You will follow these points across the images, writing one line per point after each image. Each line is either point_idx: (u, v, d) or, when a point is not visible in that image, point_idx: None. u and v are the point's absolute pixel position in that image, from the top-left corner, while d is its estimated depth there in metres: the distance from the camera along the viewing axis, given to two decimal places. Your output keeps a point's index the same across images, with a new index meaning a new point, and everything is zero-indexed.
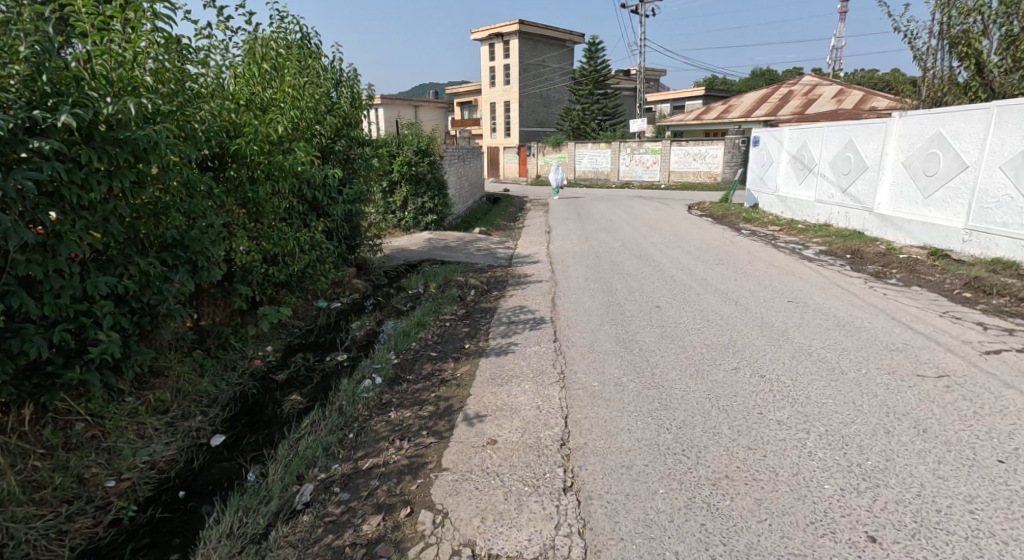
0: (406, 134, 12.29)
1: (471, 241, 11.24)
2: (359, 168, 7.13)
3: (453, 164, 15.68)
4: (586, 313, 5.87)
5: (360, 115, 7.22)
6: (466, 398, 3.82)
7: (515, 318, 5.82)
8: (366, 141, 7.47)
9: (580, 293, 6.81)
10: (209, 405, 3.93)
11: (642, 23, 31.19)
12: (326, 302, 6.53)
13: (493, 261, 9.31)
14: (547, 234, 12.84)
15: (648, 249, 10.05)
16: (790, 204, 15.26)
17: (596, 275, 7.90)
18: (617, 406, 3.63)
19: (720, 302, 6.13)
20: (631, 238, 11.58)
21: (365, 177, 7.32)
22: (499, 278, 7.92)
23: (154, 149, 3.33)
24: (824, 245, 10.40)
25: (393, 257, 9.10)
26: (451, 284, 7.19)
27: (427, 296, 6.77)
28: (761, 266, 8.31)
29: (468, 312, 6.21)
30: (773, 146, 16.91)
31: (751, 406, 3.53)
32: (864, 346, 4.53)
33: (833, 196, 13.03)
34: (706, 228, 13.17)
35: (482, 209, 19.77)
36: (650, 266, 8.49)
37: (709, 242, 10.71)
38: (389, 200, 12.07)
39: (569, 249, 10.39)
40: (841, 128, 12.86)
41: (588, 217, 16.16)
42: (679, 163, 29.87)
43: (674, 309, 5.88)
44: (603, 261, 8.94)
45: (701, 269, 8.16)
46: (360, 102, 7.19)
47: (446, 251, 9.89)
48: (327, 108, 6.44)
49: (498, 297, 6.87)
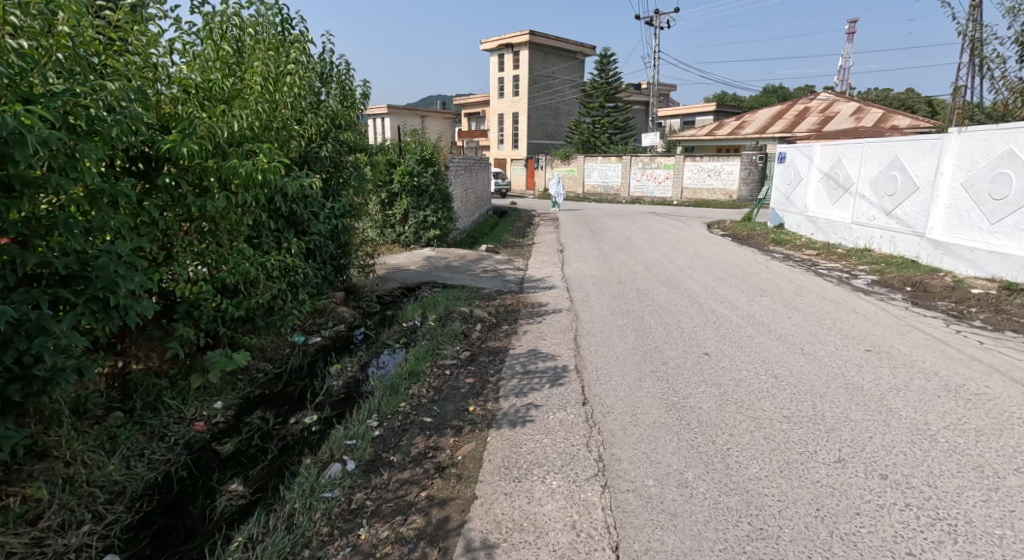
0: (408, 141, 11.35)
1: (476, 260, 10.16)
2: (351, 178, 6.08)
3: (458, 176, 14.69)
4: (619, 361, 4.77)
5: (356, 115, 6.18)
6: (469, 506, 2.72)
7: (531, 365, 4.72)
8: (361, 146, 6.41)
9: (606, 331, 5.71)
10: (113, 500, 2.84)
11: (657, 35, 30.34)
12: (303, 337, 5.45)
13: (502, 286, 8.23)
14: (560, 253, 11.77)
15: (674, 274, 8.95)
16: (822, 225, 14.17)
17: (621, 305, 6.81)
18: (687, 531, 2.52)
19: (781, 350, 5.01)
20: (654, 260, 10.49)
21: (357, 187, 6.25)
22: (510, 309, 6.83)
23: (18, 143, 2.33)
24: (873, 274, 9.30)
25: (388, 278, 8.03)
26: (454, 315, 6.10)
27: (425, 332, 5.68)
28: (812, 300, 7.21)
29: (474, 354, 5.12)
30: (801, 163, 15.85)
31: (889, 537, 2.41)
32: (1000, 428, 3.40)
33: (876, 219, 11.91)
34: (734, 250, 12.06)
35: (489, 223, 18.79)
36: (684, 296, 7.38)
37: (742, 268, 9.63)
38: (388, 213, 11.18)
39: (586, 272, 9.31)
40: (885, 145, 11.78)
41: (603, 234, 15.11)
42: (693, 179, 28.85)
43: (728, 359, 4.76)
44: (627, 289, 7.83)
45: (744, 301, 7.07)
46: (356, 100, 6.15)
47: (449, 272, 8.80)
48: (311, 106, 5.38)
49: (510, 333, 5.77)
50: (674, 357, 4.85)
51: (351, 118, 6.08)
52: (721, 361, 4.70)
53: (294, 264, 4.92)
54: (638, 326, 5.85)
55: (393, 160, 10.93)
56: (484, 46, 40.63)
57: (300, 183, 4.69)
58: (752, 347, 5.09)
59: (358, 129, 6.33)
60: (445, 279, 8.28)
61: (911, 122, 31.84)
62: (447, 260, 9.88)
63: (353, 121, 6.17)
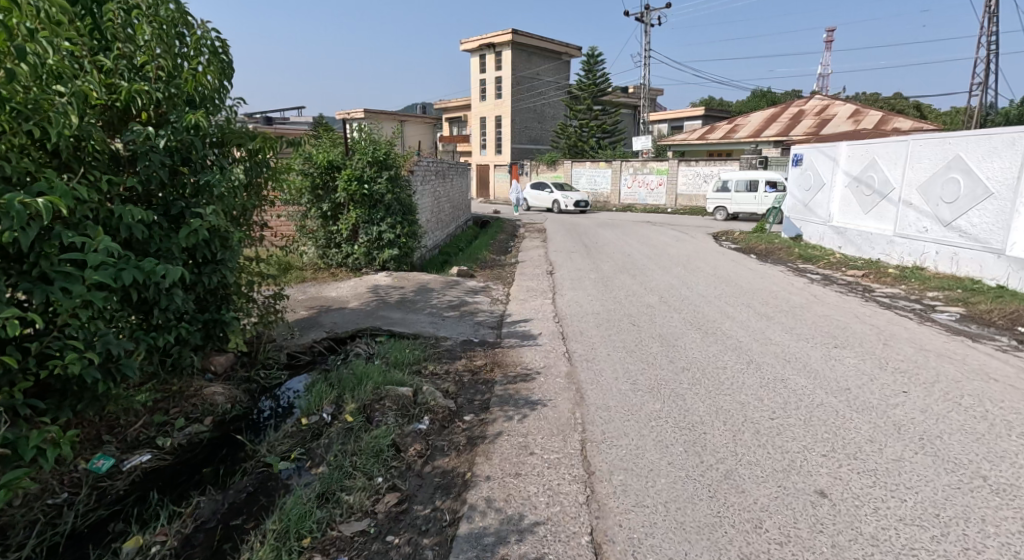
0: (357, 136, 9.11)
1: (444, 290, 7.91)
2: (217, 186, 3.76)
3: (427, 182, 12.51)
4: (673, 526, 2.60)
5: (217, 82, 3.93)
6: None
7: (505, 539, 2.51)
8: (237, 130, 4.06)
9: (632, 433, 3.53)
10: None
11: (648, 32, 28.38)
12: (117, 457, 3.17)
13: (473, 330, 6.06)
14: (550, 276, 9.62)
15: (702, 311, 6.80)
16: (853, 238, 12.25)
17: (643, 370, 4.63)
18: None
19: (945, 482, 2.85)
20: (667, 287, 8.38)
21: (229, 196, 3.94)
22: (482, 380, 4.59)
23: None
24: (953, 305, 7.28)
25: (314, 328, 5.77)
26: (389, 398, 3.85)
27: (335, 438, 3.43)
28: (909, 352, 5.12)
29: (407, 496, 2.90)
30: (824, 166, 13.91)
31: None
32: None
33: (928, 230, 9.94)
34: (760, 271, 9.99)
35: (466, 237, 16.63)
36: (729, 349, 5.22)
37: (782, 299, 7.58)
38: (333, 230, 8.99)
39: (585, 306, 7.10)
40: (938, 142, 9.79)
41: (597, 249, 13.01)
42: (688, 186, 26.95)
43: (871, 514, 2.61)
44: (646, 336, 5.64)
45: (816, 357, 4.97)
46: (213, 58, 3.91)
47: (403, 311, 6.52)
48: (80, 60, 3.08)
49: (474, 438, 3.54)
50: (766, 508, 2.69)
51: (212, 87, 3.83)
52: (855, 526, 2.55)
53: (55, 346, 2.68)
54: (679, 421, 3.67)
55: (335, 163, 8.73)
56: (465, 47, 38.46)
57: (23, 202, 2.45)
58: (893, 475, 2.93)
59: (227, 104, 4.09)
60: (396, 324, 6.02)
61: (912, 125, 30.38)
62: (404, 290, 7.68)
63: (215, 94, 3.91)
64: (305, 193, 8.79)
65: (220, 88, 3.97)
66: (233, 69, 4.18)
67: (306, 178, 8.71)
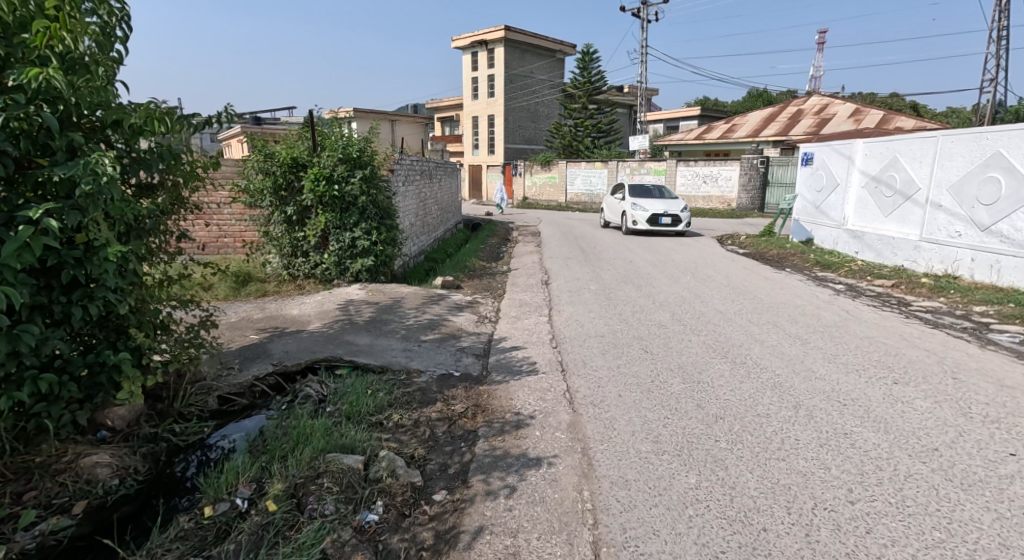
0: (327, 130, 8.09)
1: (424, 307, 6.88)
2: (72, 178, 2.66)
3: (411, 184, 11.50)
4: None
5: (87, 37, 2.93)
6: None
7: None
8: (122, 107, 3.03)
9: (663, 532, 2.53)
10: None
11: (644, 28, 27.48)
12: None
13: (453, 359, 5.05)
14: (544, 288, 8.63)
15: (724, 333, 5.82)
16: (873, 242, 11.36)
17: (665, 423, 3.64)
18: None
19: None
20: (678, 301, 7.41)
21: (106, 200, 2.80)
22: (460, 435, 3.57)
23: None
24: (1008, 322, 6.33)
25: (259, 360, 4.74)
26: (328, 473, 2.86)
27: (241, 544, 2.43)
28: (990, 390, 4.14)
29: None
30: (837, 165, 13.00)
31: None
32: None
33: (961, 235, 9.04)
34: (778, 281, 9.05)
35: (456, 241, 15.63)
36: (767, 389, 4.23)
37: (812, 316, 6.61)
38: (299, 236, 7.96)
39: (587, 326, 6.10)
40: (973, 137, 8.87)
41: (596, 255, 12.05)
42: (687, 187, 26.02)
43: None
44: (663, 371, 4.64)
45: (877, 399, 4.00)
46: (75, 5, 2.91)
47: (371, 336, 5.49)
48: None
49: (441, 539, 2.54)
50: None
51: (81, 48, 2.86)
52: None
53: None
54: (726, 507, 2.68)
55: (300, 160, 7.72)
56: (456, 44, 37.39)
57: None
58: None
59: (109, 69, 3.10)
60: (360, 353, 5.00)
61: (914, 125, 29.61)
62: (377, 306, 6.67)
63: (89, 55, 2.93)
64: (266, 195, 7.75)
65: (94, 50, 2.99)
66: (114, 30, 3.20)
67: (267, 177, 7.68)
